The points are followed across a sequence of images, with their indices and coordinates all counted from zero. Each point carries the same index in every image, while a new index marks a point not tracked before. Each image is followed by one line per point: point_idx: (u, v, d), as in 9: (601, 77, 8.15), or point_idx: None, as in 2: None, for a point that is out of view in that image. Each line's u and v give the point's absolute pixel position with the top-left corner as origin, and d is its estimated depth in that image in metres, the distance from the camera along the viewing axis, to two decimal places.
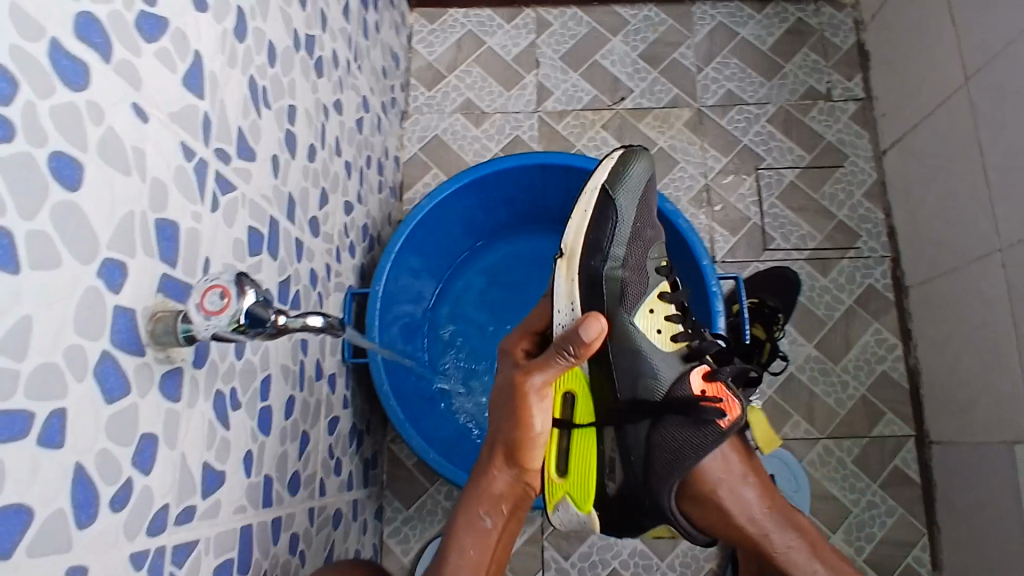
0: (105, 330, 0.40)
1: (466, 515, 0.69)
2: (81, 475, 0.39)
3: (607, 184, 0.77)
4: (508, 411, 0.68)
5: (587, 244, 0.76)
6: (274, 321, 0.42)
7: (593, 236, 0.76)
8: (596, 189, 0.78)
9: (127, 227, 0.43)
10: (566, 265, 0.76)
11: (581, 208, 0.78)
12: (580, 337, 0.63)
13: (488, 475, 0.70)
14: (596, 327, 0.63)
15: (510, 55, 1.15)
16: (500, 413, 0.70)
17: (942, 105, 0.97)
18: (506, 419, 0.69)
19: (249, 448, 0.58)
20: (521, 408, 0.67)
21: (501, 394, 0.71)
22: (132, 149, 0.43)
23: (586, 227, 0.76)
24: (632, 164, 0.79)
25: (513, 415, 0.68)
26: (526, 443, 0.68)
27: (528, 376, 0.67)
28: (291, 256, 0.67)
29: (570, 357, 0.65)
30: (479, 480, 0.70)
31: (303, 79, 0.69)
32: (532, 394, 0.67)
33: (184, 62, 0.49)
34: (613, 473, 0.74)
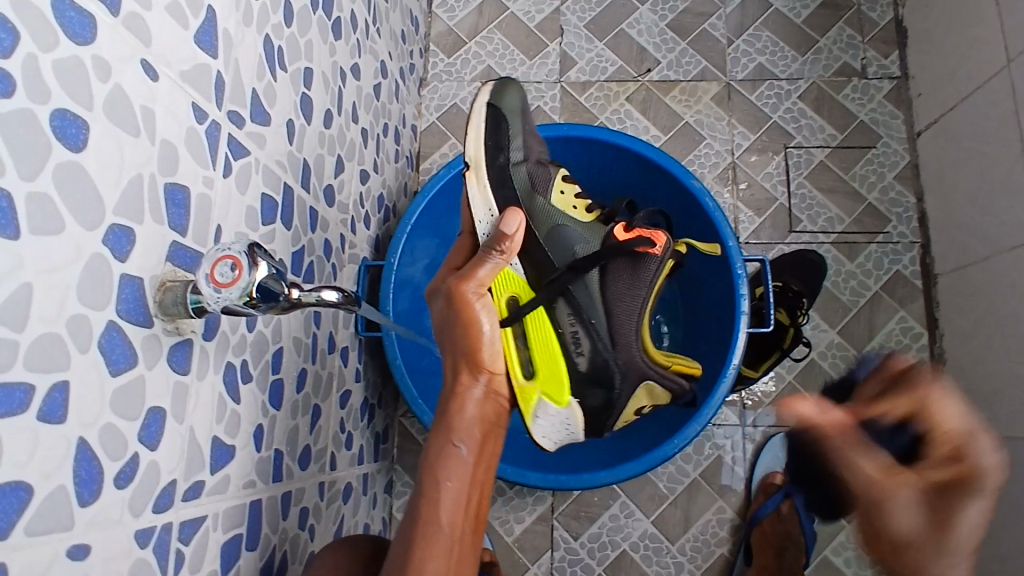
0: (111, 300, 0.39)
1: (437, 444, 0.57)
2: (85, 450, 0.37)
3: (495, 101, 0.71)
4: (454, 324, 0.64)
5: (489, 150, 0.71)
6: (288, 295, 0.40)
7: (496, 148, 0.71)
8: (484, 107, 0.71)
9: (136, 192, 0.41)
10: (473, 173, 0.70)
11: (479, 124, 0.71)
12: (504, 231, 0.64)
13: (456, 395, 0.61)
14: (517, 220, 0.65)
15: (533, 22, 1.11)
16: (445, 335, 0.65)
17: (983, 85, 0.92)
18: (456, 338, 0.63)
19: (260, 423, 0.56)
20: (465, 316, 0.63)
21: (445, 315, 0.64)
22: (142, 110, 0.41)
23: (486, 137, 0.71)
24: (507, 87, 0.73)
25: (460, 324, 0.63)
26: (481, 343, 0.63)
27: (467, 281, 0.63)
28: (305, 226, 0.65)
29: (498, 255, 0.64)
30: (444, 408, 0.61)
31: (320, 41, 0.66)
32: (473, 297, 0.63)
33: (197, 18, 0.46)
34: (579, 346, 0.74)
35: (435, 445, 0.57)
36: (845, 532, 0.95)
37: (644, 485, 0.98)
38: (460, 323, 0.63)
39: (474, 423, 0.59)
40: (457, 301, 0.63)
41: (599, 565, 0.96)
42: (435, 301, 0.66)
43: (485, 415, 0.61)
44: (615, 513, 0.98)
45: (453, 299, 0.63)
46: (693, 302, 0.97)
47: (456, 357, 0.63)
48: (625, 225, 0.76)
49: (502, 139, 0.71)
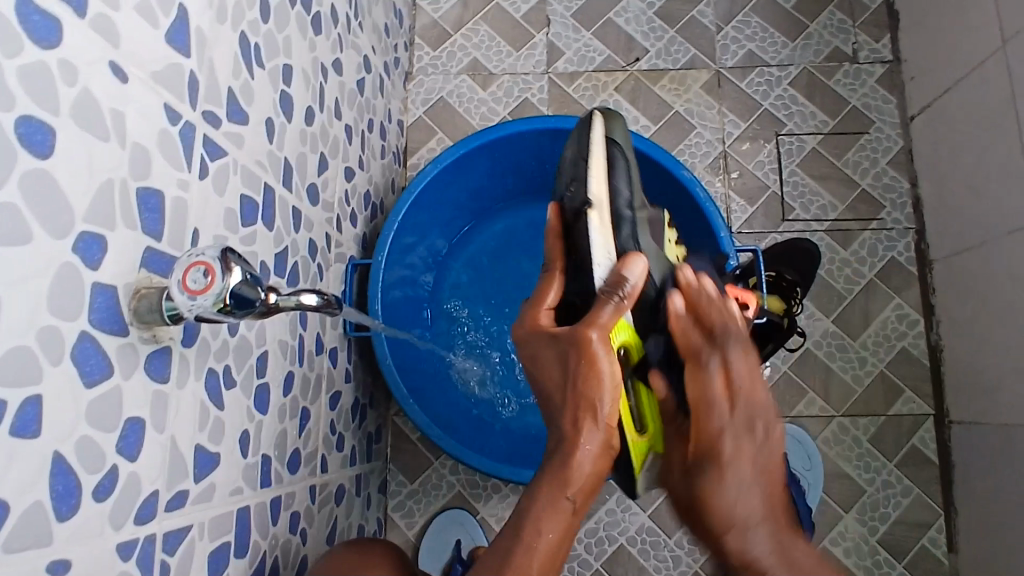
0: (83, 309, 0.38)
1: (547, 495, 0.53)
2: (61, 464, 0.36)
3: (614, 136, 0.73)
4: (574, 369, 0.57)
5: (612, 194, 0.70)
6: (264, 300, 0.39)
7: (615, 191, 0.70)
8: (603, 140, 0.72)
9: (107, 197, 0.40)
10: (599, 217, 0.67)
11: (604, 161, 0.70)
12: (629, 281, 0.62)
13: (565, 449, 0.55)
14: (642, 267, 0.63)
15: (519, 13, 1.09)
16: (563, 387, 0.58)
17: (976, 69, 0.91)
18: (572, 382, 0.57)
19: (245, 429, 0.55)
20: (589, 366, 0.56)
21: (546, 360, 0.60)
22: (111, 113, 0.40)
23: (610, 177, 0.70)
24: (615, 122, 0.75)
25: (584, 372, 0.57)
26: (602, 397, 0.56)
27: (589, 324, 0.59)
28: (288, 226, 0.64)
29: (621, 300, 0.61)
30: (552, 457, 0.56)
31: (299, 37, 0.65)
32: (598, 345, 0.57)
33: (168, 16, 0.45)
34: None
35: (543, 495, 0.54)
36: (843, 522, 0.94)
37: None
38: (580, 371, 0.56)
39: (587, 479, 0.54)
40: (576, 345, 0.58)
41: (596, 560, 0.96)
42: (541, 343, 0.61)
43: (594, 474, 0.55)
44: (612, 507, 0.97)
45: (580, 346, 0.57)
46: None
47: (574, 405, 0.56)
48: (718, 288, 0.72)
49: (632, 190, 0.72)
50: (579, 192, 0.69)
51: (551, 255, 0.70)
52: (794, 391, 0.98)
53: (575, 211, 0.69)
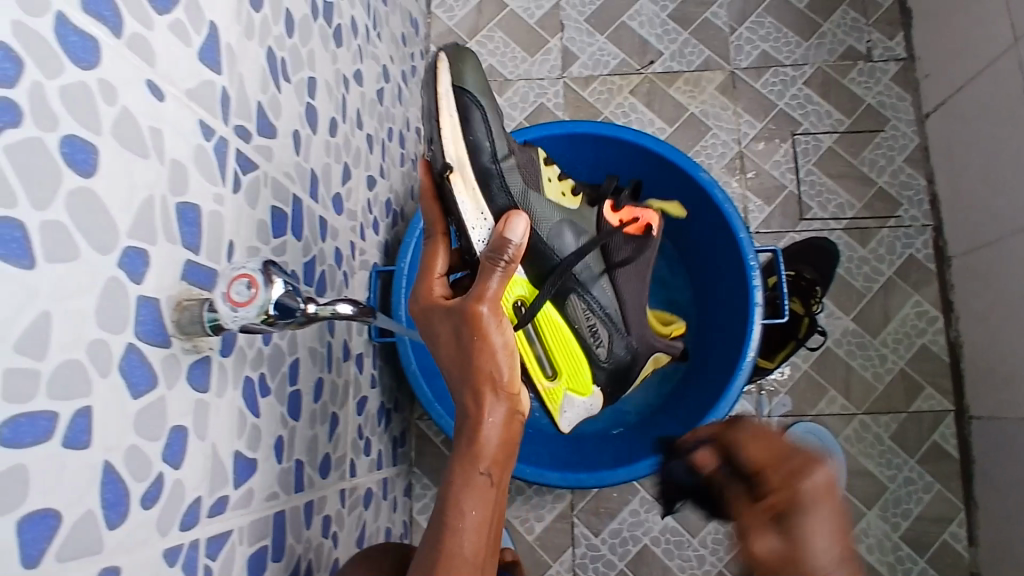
0: (129, 323, 0.39)
1: (456, 473, 0.51)
2: (110, 473, 0.38)
3: (464, 83, 0.65)
4: (466, 343, 0.54)
5: (472, 149, 0.66)
6: (304, 310, 0.40)
7: (478, 148, 0.66)
8: (449, 89, 0.64)
9: (148, 213, 0.41)
10: (461, 178, 0.64)
11: (453, 115, 0.64)
12: (514, 241, 0.58)
13: (468, 424, 0.52)
14: (524, 222, 0.60)
15: (533, 19, 1.10)
16: (460, 363, 0.54)
17: (991, 64, 0.91)
18: (465, 356, 0.54)
19: (279, 435, 0.56)
20: (481, 337, 0.53)
21: (441, 336, 0.56)
22: (149, 130, 0.41)
23: (468, 133, 0.65)
24: (466, 62, 0.66)
25: (480, 346, 0.53)
26: (501, 364, 0.53)
27: (478, 298, 0.54)
28: (315, 236, 0.65)
29: (505, 267, 0.57)
30: (459, 433, 0.53)
31: (322, 49, 0.66)
32: (488, 312, 0.54)
33: (200, 35, 0.46)
34: (597, 339, 0.81)
35: (456, 475, 0.51)
36: (866, 519, 0.94)
37: None
38: (472, 348, 0.53)
39: (500, 451, 0.52)
40: (469, 320, 0.54)
41: (621, 560, 0.96)
42: (435, 316, 0.56)
43: (504, 442, 0.53)
44: (635, 508, 0.98)
45: (466, 317, 0.54)
46: (707, 295, 0.96)
47: (471, 382, 0.53)
48: (614, 204, 0.81)
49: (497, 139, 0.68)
50: (436, 151, 0.64)
51: (431, 217, 0.65)
52: (815, 389, 0.98)
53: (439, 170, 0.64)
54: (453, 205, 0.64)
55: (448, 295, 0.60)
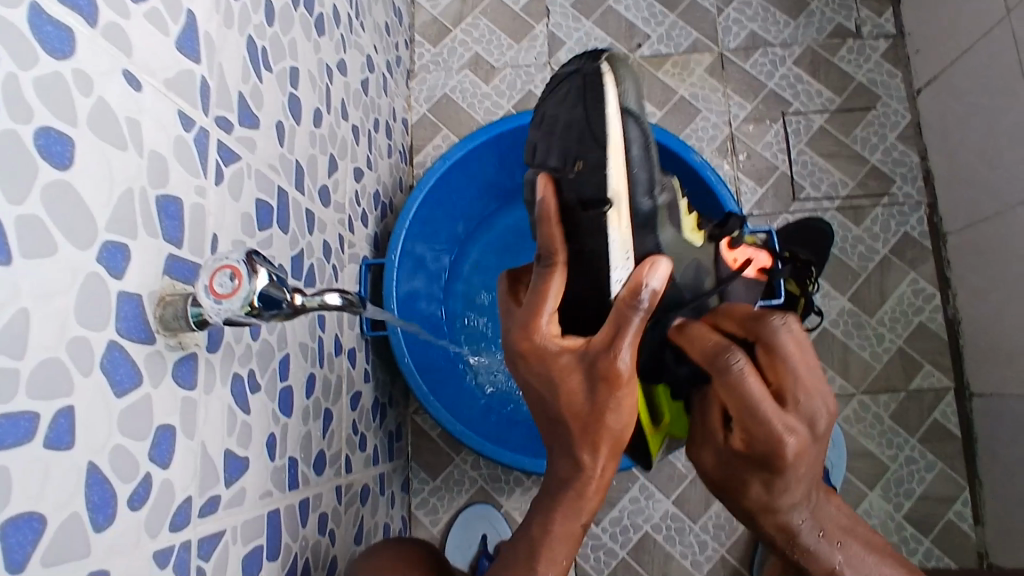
0: (110, 319, 0.38)
1: (559, 521, 0.53)
2: (96, 474, 0.37)
3: (628, 104, 0.55)
4: (592, 402, 0.51)
5: (631, 183, 0.57)
6: (291, 301, 0.38)
7: (635, 180, 0.57)
8: (617, 111, 0.54)
9: (127, 207, 0.40)
10: (615, 215, 0.56)
11: (621, 144, 0.54)
12: (653, 288, 0.52)
13: (580, 478, 0.53)
14: (665, 269, 0.53)
15: (518, 5, 1.09)
16: (586, 417, 0.52)
17: (983, 38, 0.90)
18: (595, 413, 0.51)
19: (272, 432, 0.55)
20: (615, 399, 0.51)
21: (563, 382, 0.52)
22: (127, 122, 0.40)
23: (631, 165, 0.56)
24: (625, 77, 0.57)
25: (612, 407, 0.51)
26: (626, 423, 0.53)
27: (615, 354, 0.50)
28: (302, 229, 0.63)
29: (644, 314, 0.52)
30: (566, 481, 0.53)
31: (304, 39, 0.65)
32: (629, 375, 0.51)
33: (177, 23, 0.45)
34: None
35: (558, 523, 0.53)
36: (867, 500, 0.94)
37: (663, 466, 0.98)
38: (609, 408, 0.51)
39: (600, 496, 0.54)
40: (605, 376, 0.51)
41: (622, 549, 0.96)
42: (558, 358, 0.52)
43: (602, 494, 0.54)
44: (635, 495, 0.97)
45: (608, 374, 0.50)
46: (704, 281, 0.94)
47: (594, 437, 0.52)
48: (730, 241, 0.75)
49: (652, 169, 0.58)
50: (592, 179, 0.54)
51: (549, 244, 0.56)
52: None
53: (581, 201, 0.55)
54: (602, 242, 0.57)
55: (559, 331, 0.55)
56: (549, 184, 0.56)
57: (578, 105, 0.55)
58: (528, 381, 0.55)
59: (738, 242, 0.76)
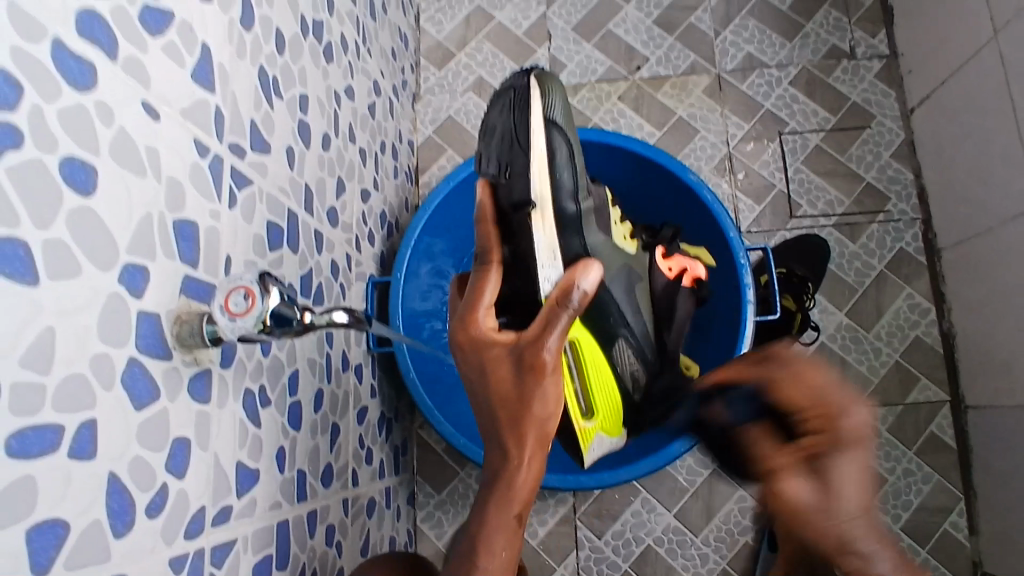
0: (130, 336, 0.40)
1: (491, 511, 0.52)
2: (116, 484, 0.39)
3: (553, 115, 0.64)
4: (521, 391, 0.55)
5: (552, 187, 0.66)
6: (301, 319, 0.40)
7: (557, 184, 0.66)
8: (542, 123, 0.64)
9: (146, 230, 0.42)
10: (538, 215, 0.65)
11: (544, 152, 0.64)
12: (583, 292, 0.63)
13: (508, 468, 0.53)
14: (593, 276, 0.65)
15: (521, 29, 1.12)
16: (511, 405, 0.54)
17: (973, 58, 0.92)
18: (521, 400, 0.54)
19: (281, 445, 0.57)
20: (542, 390, 0.55)
21: (493, 372, 0.56)
22: (146, 150, 0.42)
23: (555, 170, 0.65)
24: (557, 93, 0.66)
25: (536, 393, 0.55)
26: (553, 415, 0.55)
27: (543, 346, 0.56)
28: (311, 248, 0.66)
29: (569, 313, 0.59)
30: (495, 473, 0.53)
31: (313, 66, 0.68)
32: (552, 365, 0.56)
33: (192, 55, 0.48)
34: (635, 383, 0.84)
35: (492, 514, 0.52)
36: None
37: (665, 480, 0.99)
38: (536, 393, 0.54)
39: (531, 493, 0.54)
40: (531, 364, 0.55)
41: (624, 562, 0.97)
42: (489, 351, 0.57)
43: (528, 492, 0.53)
44: (637, 509, 0.98)
45: (534, 363, 0.55)
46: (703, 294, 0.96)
47: (520, 426, 0.54)
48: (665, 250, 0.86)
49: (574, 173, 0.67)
50: (517, 183, 0.63)
51: (486, 243, 0.65)
52: None
53: (511, 204, 0.64)
54: (526, 240, 0.66)
55: (494, 326, 0.61)
56: (488, 188, 0.66)
57: (512, 115, 0.64)
58: (462, 380, 0.59)
59: (672, 252, 0.87)
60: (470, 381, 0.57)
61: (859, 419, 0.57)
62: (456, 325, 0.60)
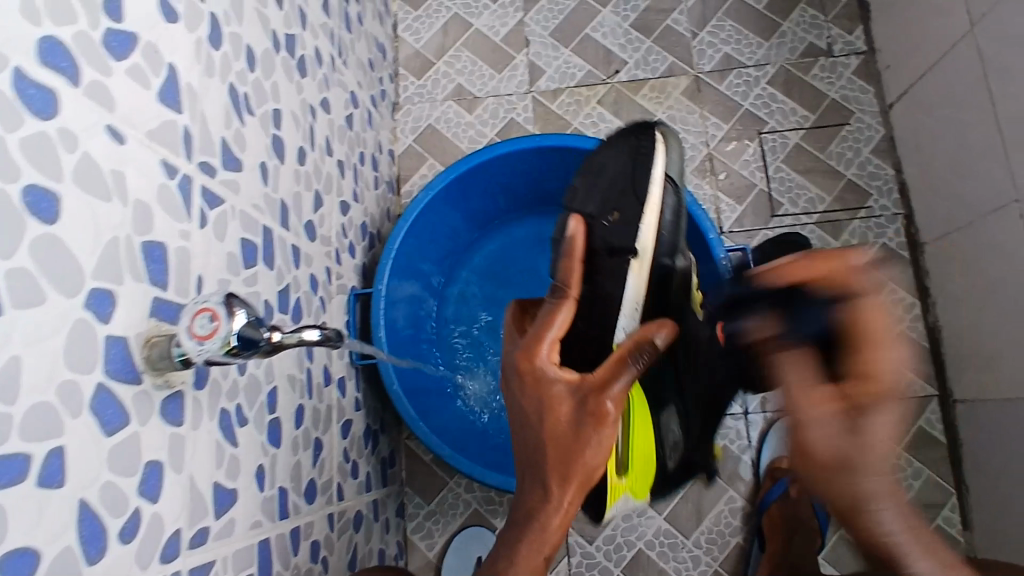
0: (98, 362, 0.40)
1: (524, 549, 0.53)
2: (87, 510, 0.38)
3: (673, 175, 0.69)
4: (573, 441, 0.53)
5: (658, 243, 0.67)
6: (269, 339, 0.41)
7: (659, 241, 0.68)
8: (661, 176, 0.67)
9: (113, 255, 0.42)
10: (638, 265, 0.65)
11: (656, 204, 0.66)
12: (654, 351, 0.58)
13: (547, 508, 0.53)
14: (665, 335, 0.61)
15: (499, 36, 1.12)
16: (561, 448, 0.53)
17: (948, 54, 0.93)
18: (573, 448, 0.53)
19: (261, 463, 0.57)
20: (597, 441, 0.53)
21: (551, 408, 0.54)
22: (112, 174, 0.42)
23: (662, 226, 0.67)
24: (672, 150, 0.70)
25: (590, 441, 0.53)
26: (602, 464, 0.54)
27: (606, 394, 0.54)
28: (288, 264, 0.66)
29: (639, 365, 0.56)
30: (532, 512, 0.54)
31: (286, 81, 0.68)
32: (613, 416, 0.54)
33: (158, 77, 0.47)
34: (673, 453, 0.75)
35: (523, 552, 0.53)
36: None
37: None
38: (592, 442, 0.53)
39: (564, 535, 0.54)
40: (594, 411, 0.54)
41: (616, 567, 0.96)
42: (552, 386, 0.55)
43: (560, 533, 0.54)
44: (628, 513, 0.98)
45: (596, 412, 0.54)
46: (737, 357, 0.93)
47: (568, 472, 0.53)
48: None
49: (676, 237, 0.70)
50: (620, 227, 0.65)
51: (567, 279, 0.62)
52: None
53: (608, 248, 0.65)
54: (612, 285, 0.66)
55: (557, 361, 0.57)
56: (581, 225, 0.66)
57: (629, 164, 0.68)
58: (516, 409, 0.57)
59: None
60: (522, 414, 0.56)
61: (898, 373, 0.50)
62: (521, 357, 0.57)
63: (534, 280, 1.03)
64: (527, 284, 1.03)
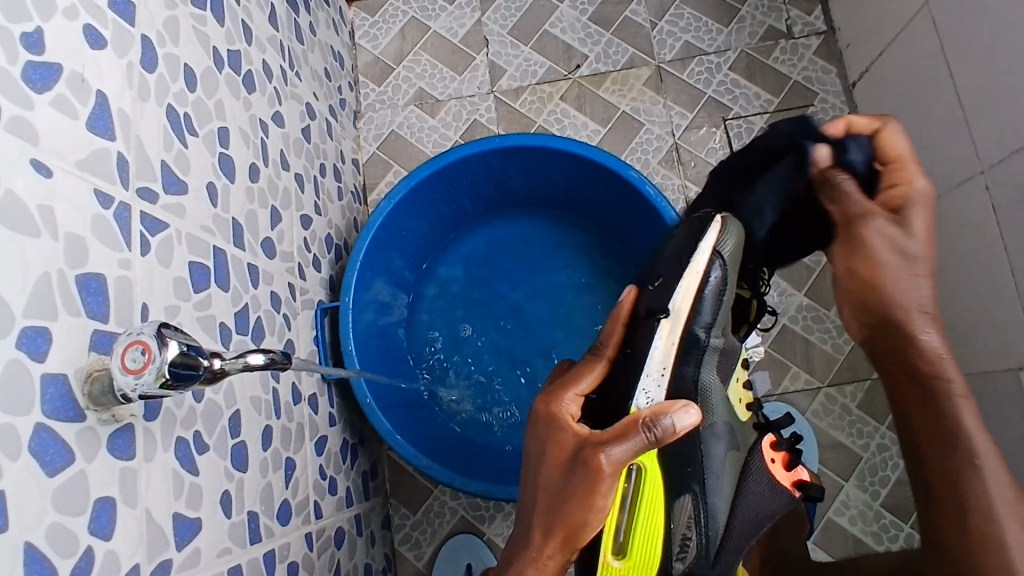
0: (35, 402, 0.38)
1: None
2: (34, 552, 0.37)
3: (723, 251, 0.67)
4: (570, 494, 0.55)
5: (695, 313, 0.66)
6: (209, 367, 0.41)
7: (698, 315, 0.66)
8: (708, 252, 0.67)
9: (45, 290, 0.40)
10: (668, 327, 0.66)
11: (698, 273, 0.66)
12: (672, 426, 0.55)
13: (529, 553, 0.55)
14: (692, 418, 0.56)
15: (457, 37, 1.11)
16: (549, 495, 0.56)
17: (905, 29, 0.92)
18: (565, 496, 0.55)
19: (226, 488, 0.56)
20: (586, 496, 0.54)
21: (554, 450, 0.57)
22: (40, 210, 0.41)
23: (702, 299, 0.66)
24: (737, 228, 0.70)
25: (573, 493, 0.55)
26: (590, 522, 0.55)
27: (606, 448, 0.54)
28: (244, 284, 0.65)
29: (649, 435, 0.55)
30: (517, 554, 0.56)
31: (232, 97, 0.66)
32: (607, 473, 0.54)
33: (87, 106, 0.46)
34: (683, 554, 0.64)
35: None
36: (845, 491, 0.95)
37: None
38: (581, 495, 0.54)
39: None
40: (589, 464, 0.54)
41: None
42: (561, 432, 0.58)
43: None
44: None
45: (588, 463, 0.54)
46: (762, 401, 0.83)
47: (557, 520, 0.55)
48: (773, 440, 0.72)
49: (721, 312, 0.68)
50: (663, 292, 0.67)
51: (608, 339, 0.67)
52: (779, 367, 0.99)
53: (648, 310, 0.67)
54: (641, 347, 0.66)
55: (577, 412, 0.61)
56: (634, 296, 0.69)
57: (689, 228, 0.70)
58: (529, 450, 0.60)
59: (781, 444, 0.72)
60: (534, 457, 0.59)
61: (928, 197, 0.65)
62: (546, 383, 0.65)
63: (505, 281, 1.03)
64: (499, 287, 1.03)
